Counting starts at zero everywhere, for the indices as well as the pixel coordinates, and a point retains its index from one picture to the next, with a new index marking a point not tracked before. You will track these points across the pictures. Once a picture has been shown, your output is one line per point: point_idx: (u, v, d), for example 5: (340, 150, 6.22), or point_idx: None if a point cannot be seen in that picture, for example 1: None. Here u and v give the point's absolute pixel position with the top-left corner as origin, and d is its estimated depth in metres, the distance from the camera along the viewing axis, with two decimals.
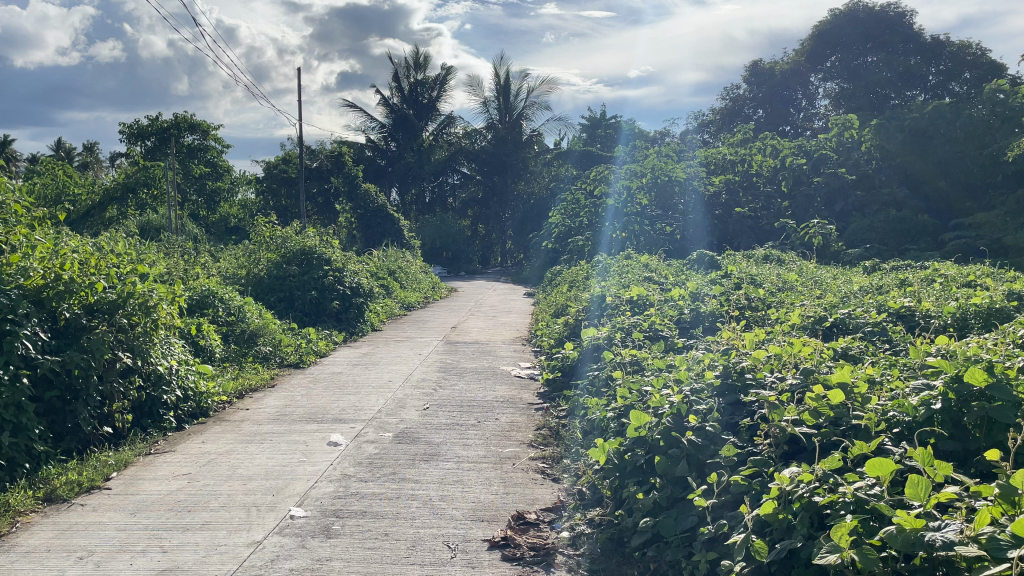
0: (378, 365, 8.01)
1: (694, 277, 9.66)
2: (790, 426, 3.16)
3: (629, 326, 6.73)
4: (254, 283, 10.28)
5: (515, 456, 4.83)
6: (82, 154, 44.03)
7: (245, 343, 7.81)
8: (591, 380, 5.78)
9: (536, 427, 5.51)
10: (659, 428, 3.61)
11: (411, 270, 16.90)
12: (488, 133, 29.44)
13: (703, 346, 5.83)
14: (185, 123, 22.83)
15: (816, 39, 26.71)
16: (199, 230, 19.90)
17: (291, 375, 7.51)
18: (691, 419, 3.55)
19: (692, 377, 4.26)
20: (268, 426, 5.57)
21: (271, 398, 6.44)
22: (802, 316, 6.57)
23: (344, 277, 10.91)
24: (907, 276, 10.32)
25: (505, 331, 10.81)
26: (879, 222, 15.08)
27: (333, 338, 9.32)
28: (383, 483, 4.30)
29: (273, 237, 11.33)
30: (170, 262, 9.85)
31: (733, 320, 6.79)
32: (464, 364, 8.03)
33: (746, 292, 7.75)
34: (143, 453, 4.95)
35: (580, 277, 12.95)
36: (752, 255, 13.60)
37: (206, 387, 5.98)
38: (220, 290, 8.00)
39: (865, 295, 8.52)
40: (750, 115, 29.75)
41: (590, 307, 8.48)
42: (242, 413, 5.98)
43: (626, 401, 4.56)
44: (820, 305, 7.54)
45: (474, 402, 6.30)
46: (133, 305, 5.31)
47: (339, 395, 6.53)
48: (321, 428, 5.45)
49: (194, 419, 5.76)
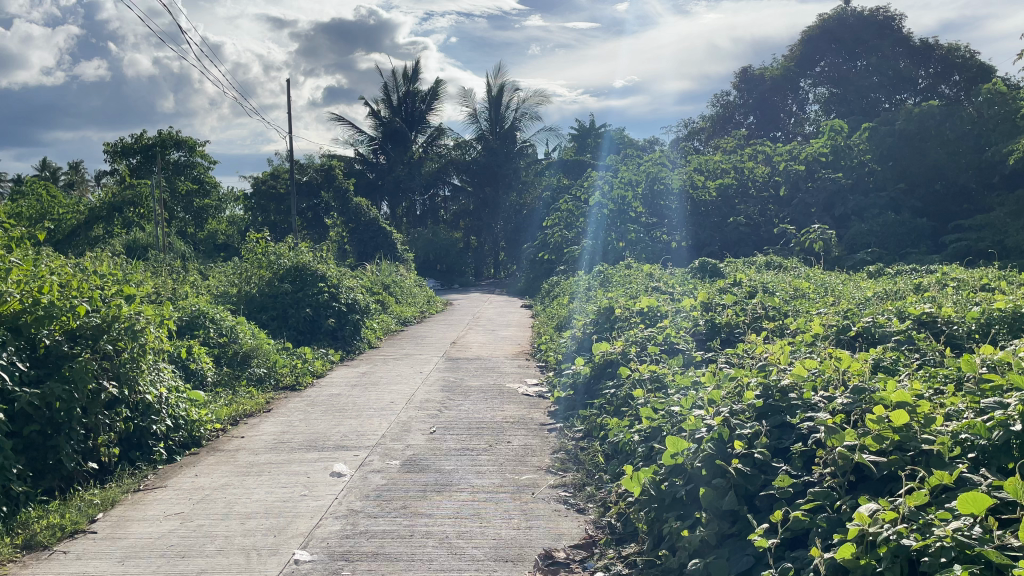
0: (379, 385, 7.67)
1: (702, 287, 9.35)
2: (853, 453, 2.85)
3: (643, 340, 6.42)
4: (246, 301, 9.95)
5: (534, 484, 4.49)
6: (68, 173, 43.75)
7: (238, 365, 7.43)
8: (609, 399, 5.46)
9: (552, 450, 5.19)
10: (701, 455, 3.29)
11: (406, 284, 16.57)
12: (478, 144, 29.32)
13: (725, 362, 5.53)
14: (171, 140, 22.45)
15: (806, 43, 26.53)
16: (187, 248, 19.51)
17: (287, 398, 7.15)
18: (736, 445, 3.24)
19: (726, 396, 3.95)
20: (265, 456, 5.20)
21: (268, 424, 6.09)
22: (825, 326, 6.26)
23: (340, 293, 10.58)
24: (918, 281, 10.05)
25: (507, 344, 10.50)
26: (881, 226, 14.81)
27: (330, 357, 8.97)
28: (393, 519, 3.95)
29: (265, 253, 11.00)
30: (158, 282, 9.54)
31: (752, 332, 6.48)
32: (469, 382, 7.70)
33: (760, 301, 7.45)
34: (131, 489, 4.58)
35: (579, 289, 12.69)
36: (754, 262, 13.35)
37: (198, 415, 5.62)
38: (210, 310, 7.68)
39: (879, 302, 8.25)
40: (740, 122, 29.63)
41: (597, 319, 8.15)
42: (236, 441, 5.61)
43: (654, 423, 4.24)
44: (838, 313, 7.23)
45: (484, 424, 5.96)
46: (119, 329, 4.94)
47: (339, 419, 6.18)
48: (323, 457, 5.09)
49: (186, 449, 5.39)
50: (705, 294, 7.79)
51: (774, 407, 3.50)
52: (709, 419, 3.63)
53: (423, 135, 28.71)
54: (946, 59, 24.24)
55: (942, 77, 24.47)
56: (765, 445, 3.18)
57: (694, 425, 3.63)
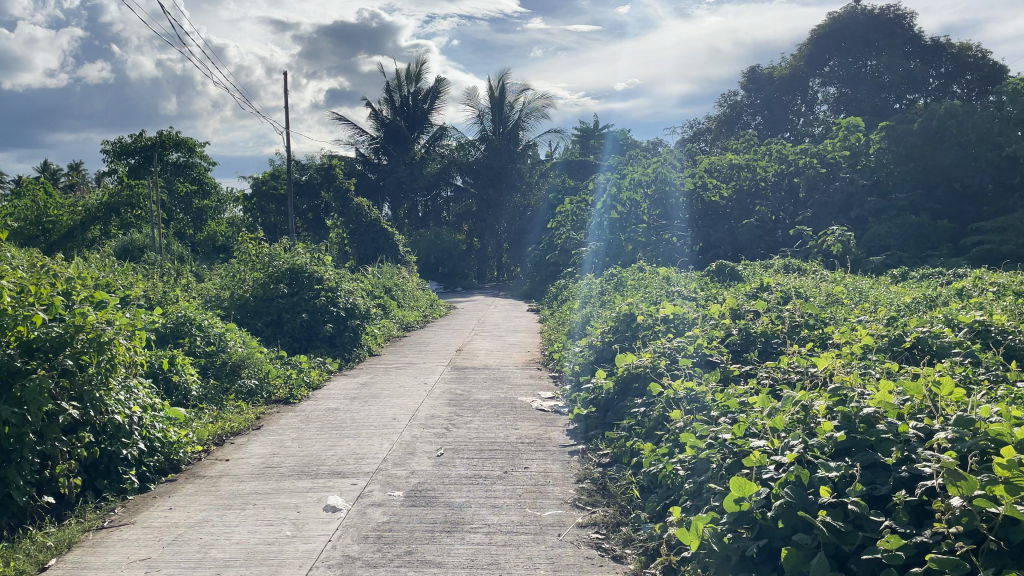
0: (380, 398, 7.04)
1: (725, 292, 8.73)
2: (983, 508, 2.25)
3: (671, 351, 5.80)
4: (238, 306, 9.34)
5: (559, 522, 3.87)
6: (68, 174, 43.21)
7: (227, 376, 6.82)
8: (641, 420, 4.84)
9: (576, 478, 4.57)
10: (778, 504, 2.69)
11: (408, 287, 15.97)
12: (482, 145, 28.70)
13: (770, 380, 4.92)
14: (170, 139, 21.87)
15: (816, 41, 25.82)
16: (185, 250, 18.91)
17: (280, 413, 6.54)
18: (821, 492, 2.64)
19: (789, 427, 3.35)
20: (251, 485, 4.58)
21: (256, 445, 5.47)
22: (875, 337, 5.63)
23: (338, 297, 10.01)
24: (952, 286, 9.41)
25: (516, 352, 9.87)
26: (901, 227, 14.15)
27: (327, 366, 8.36)
28: (396, 571, 3.32)
29: (259, 254, 10.39)
30: (146, 286, 8.94)
31: (792, 342, 5.87)
32: (478, 395, 7.07)
33: (795, 307, 6.84)
34: (94, 527, 3.96)
35: (591, 292, 12.07)
36: (771, 265, 12.70)
37: (177, 437, 5.00)
38: (198, 316, 7.06)
39: (920, 308, 7.61)
40: (748, 122, 29.05)
41: (614, 325, 7.49)
42: (220, 466, 5.00)
43: (701, 454, 3.63)
44: (881, 322, 6.59)
45: (496, 445, 5.34)
46: (83, 341, 4.32)
47: (335, 439, 5.56)
48: (315, 487, 4.47)
49: (163, 475, 4.78)
50: (734, 300, 7.16)
51: (861, 440, 2.89)
52: (779, 454, 3.03)
53: (426, 136, 28.19)
54: (958, 57, 23.55)
55: (954, 77, 23.81)
56: (859, 493, 2.58)
57: (760, 461, 3.04)
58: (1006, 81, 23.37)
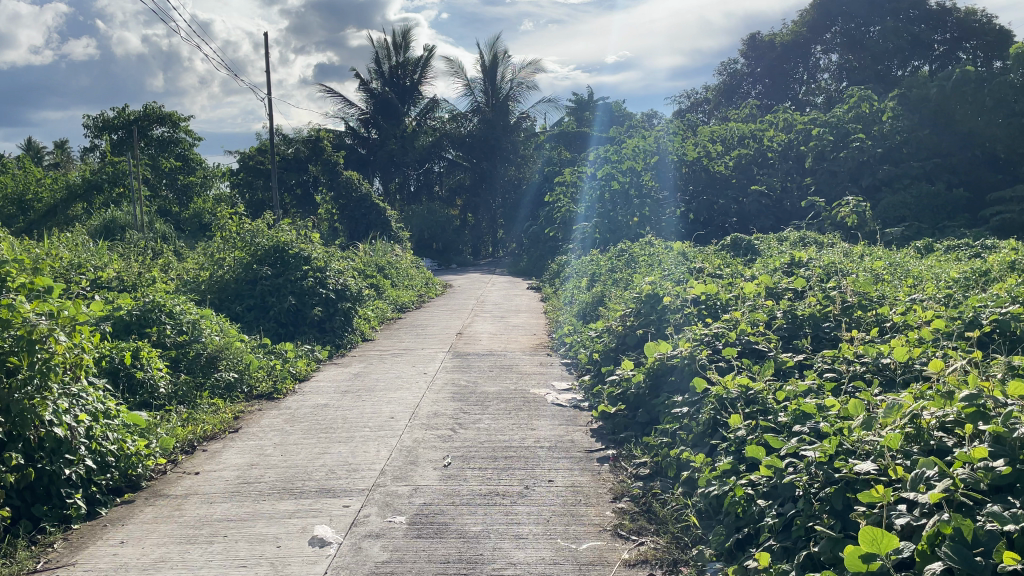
0: (376, 391, 6.28)
1: (751, 269, 7.95)
2: None
3: (710, 339, 5.06)
4: (217, 289, 8.50)
5: (602, 560, 3.12)
6: (55, 153, 42.06)
7: (202, 370, 6.02)
8: (686, 424, 4.10)
9: (612, 494, 3.84)
10: (935, 569, 1.96)
11: (402, 264, 15.13)
12: (473, 117, 27.75)
13: (834, 374, 4.19)
14: (154, 114, 21.02)
15: (818, 6, 24.79)
16: (168, 228, 18.03)
17: (261, 411, 5.76)
18: (1001, 555, 1.90)
19: (913, 451, 2.60)
20: (223, 508, 3.82)
21: (233, 454, 4.71)
22: (946, 320, 4.81)
23: (327, 278, 9.18)
24: (991, 259, 8.61)
25: (521, 335, 9.11)
26: (916, 196, 13.28)
27: (315, 355, 7.59)
28: None
29: (240, 231, 9.55)
30: (118, 267, 8.13)
31: (848, 327, 5.13)
32: (485, 387, 6.30)
33: (841, 285, 6.06)
34: (23, 571, 3.19)
35: (598, 269, 11.33)
36: (785, 238, 11.90)
37: (137, 449, 4.25)
38: (168, 302, 6.25)
39: (971, 284, 6.81)
40: (748, 91, 28.17)
41: (636, 307, 6.71)
42: (187, 482, 4.24)
43: (785, 477, 2.90)
44: (939, 302, 5.83)
45: (511, 451, 4.60)
46: (12, 340, 3.56)
47: (324, 445, 4.78)
48: (300, 511, 3.71)
49: (118, 495, 4.03)
50: (768, 278, 6.39)
51: None
52: (912, 490, 2.31)
53: (416, 108, 27.16)
54: (964, 23, 22.50)
55: (959, 42, 22.79)
56: None
57: (885, 497, 2.32)
58: (1012, 46, 22.46)
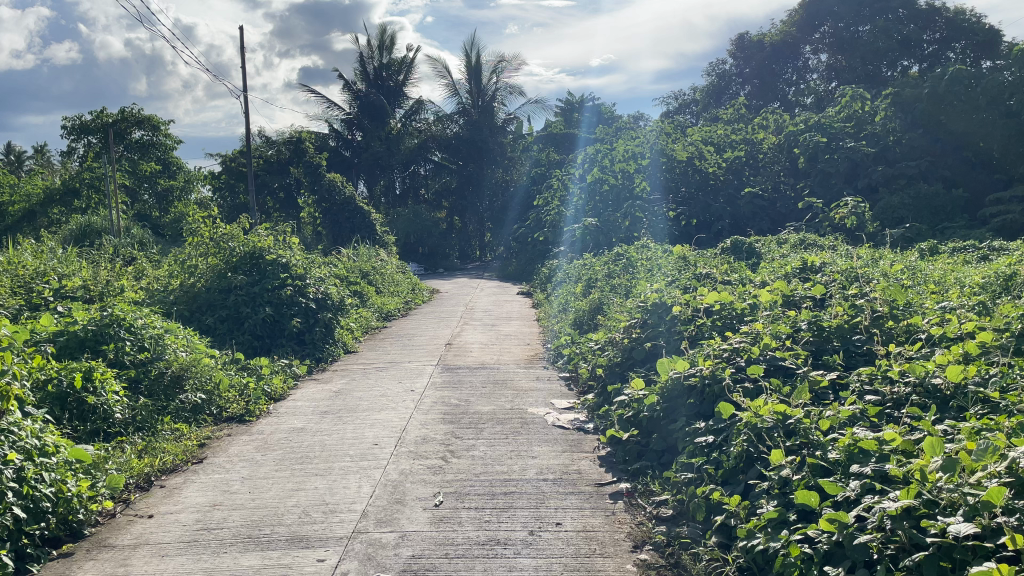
0: (360, 412, 5.71)
1: (759, 275, 7.42)
2: None
3: (732, 353, 4.54)
4: (187, 299, 7.92)
5: None
6: (36, 158, 41.24)
7: (167, 390, 5.44)
8: (713, 456, 3.57)
9: (635, 542, 3.33)
10: None
11: (388, 270, 14.57)
12: (459, 119, 27.27)
13: (877, 397, 3.67)
14: (132, 117, 20.30)
15: (807, 5, 24.34)
16: (146, 233, 17.36)
17: (232, 437, 5.19)
18: None
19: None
20: (176, 564, 3.24)
21: (193, 491, 4.14)
22: (994, 333, 4.27)
23: (307, 286, 8.60)
24: (1007, 262, 8.08)
25: (514, 346, 8.54)
26: (914, 196, 12.76)
27: (292, 370, 7.02)
28: None
29: (214, 235, 8.95)
30: (81, 274, 7.55)
31: (880, 340, 4.60)
32: (478, 407, 5.74)
33: (867, 293, 5.51)
34: None
35: (593, 275, 10.76)
36: (786, 241, 11.39)
37: (79, 490, 3.65)
38: (128, 315, 5.67)
39: (999, 292, 6.26)
40: (737, 92, 27.63)
41: (642, 317, 6.19)
42: (139, 527, 3.67)
43: (857, 536, 2.39)
44: (972, 311, 5.30)
45: (511, 485, 4.06)
46: None
47: (298, 479, 4.22)
48: (266, 567, 3.16)
49: (54, 547, 3.44)
50: (784, 286, 5.88)
51: None
52: None
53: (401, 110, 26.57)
54: (953, 22, 22.00)
55: (949, 41, 22.24)
56: None
57: None
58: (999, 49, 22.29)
